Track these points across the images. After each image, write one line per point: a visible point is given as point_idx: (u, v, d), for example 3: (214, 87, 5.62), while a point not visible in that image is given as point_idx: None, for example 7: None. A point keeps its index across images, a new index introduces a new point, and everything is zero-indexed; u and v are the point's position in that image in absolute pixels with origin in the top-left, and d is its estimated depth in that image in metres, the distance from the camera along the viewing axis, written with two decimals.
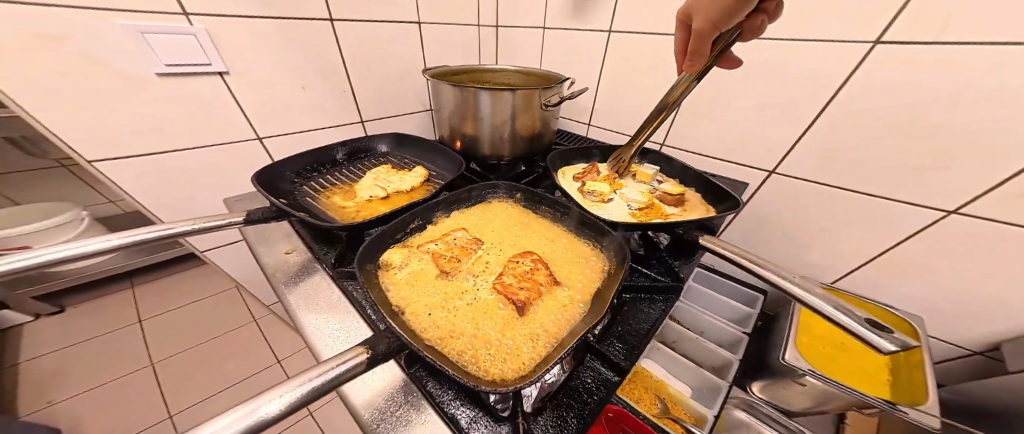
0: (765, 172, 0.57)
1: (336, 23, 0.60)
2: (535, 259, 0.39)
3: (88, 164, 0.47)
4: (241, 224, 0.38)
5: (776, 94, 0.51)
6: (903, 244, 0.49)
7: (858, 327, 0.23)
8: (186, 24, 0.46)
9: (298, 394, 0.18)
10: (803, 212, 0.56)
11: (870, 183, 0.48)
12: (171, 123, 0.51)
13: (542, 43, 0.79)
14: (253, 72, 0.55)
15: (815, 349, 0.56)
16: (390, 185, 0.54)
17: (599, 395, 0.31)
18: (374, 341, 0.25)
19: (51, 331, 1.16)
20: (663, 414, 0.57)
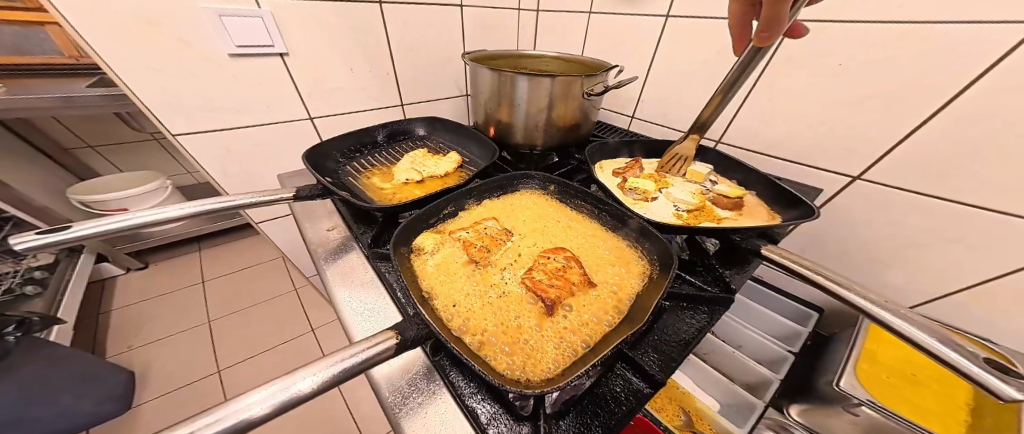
0: (847, 177, 0.48)
1: (384, 5, 0.60)
2: (568, 256, 0.37)
3: (173, 136, 0.53)
4: (291, 199, 0.40)
5: (874, 86, 0.42)
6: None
7: (970, 366, 0.19)
8: (255, 7, 0.50)
9: (330, 374, 0.20)
10: (890, 231, 0.47)
11: (997, 202, 0.38)
12: (237, 101, 0.56)
13: (587, 28, 0.73)
14: (306, 54, 0.58)
15: (877, 376, 0.47)
16: (425, 169, 0.54)
17: (628, 407, 0.29)
18: (403, 326, 0.25)
19: (140, 284, 1.37)
20: (685, 427, 0.54)
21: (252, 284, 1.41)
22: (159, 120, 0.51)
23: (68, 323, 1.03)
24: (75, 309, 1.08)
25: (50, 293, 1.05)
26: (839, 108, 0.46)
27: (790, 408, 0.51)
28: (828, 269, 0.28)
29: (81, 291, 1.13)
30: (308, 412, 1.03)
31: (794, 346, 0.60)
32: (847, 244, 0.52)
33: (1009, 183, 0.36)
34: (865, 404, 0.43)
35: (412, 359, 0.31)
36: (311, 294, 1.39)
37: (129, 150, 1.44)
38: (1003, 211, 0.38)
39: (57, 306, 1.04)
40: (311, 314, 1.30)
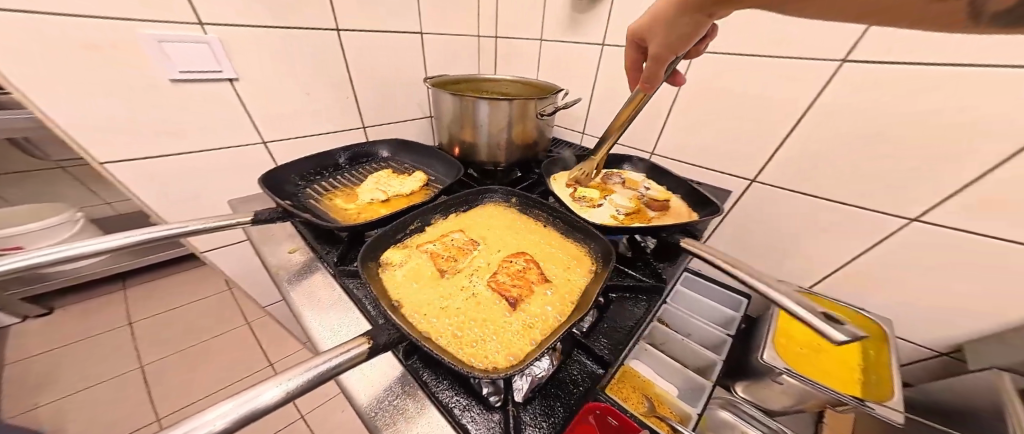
0: (746, 180, 0.60)
1: (341, 32, 0.63)
2: (528, 259, 0.42)
3: (98, 166, 0.49)
4: (247, 223, 0.39)
5: (753, 108, 0.55)
6: (871, 252, 0.52)
7: (816, 320, 0.25)
8: (201, 33, 0.49)
9: (303, 380, 0.21)
10: (781, 221, 0.59)
11: (842, 192, 0.50)
12: (181, 126, 0.53)
13: (538, 55, 0.81)
14: (259, 78, 0.57)
15: (792, 349, 0.58)
16: (390, 188, 0.56)
17: (583, 387, 0.34)
18: (374, 333, 0.28)
19: (42, 333, 1.16)
20: (649, 412, 0.60)
21: (192, 322, 1.25)
22: (84, 149, 0.47)
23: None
24: None
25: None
26: (734, 125, 0.58)
27: (737, 386, 0.66)
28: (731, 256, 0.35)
29: None
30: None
31: (731, 329, 0.71)
32: (756, 234, 0.64)
33: (848, 177, 0.49)
34: (785, 373, 0.53)
35: (386, 369, 0.34)
36: (267, 326, 1.28)
37: (26, 179, 1.23)
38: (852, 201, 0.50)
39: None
40: (267, 348, 1.19)
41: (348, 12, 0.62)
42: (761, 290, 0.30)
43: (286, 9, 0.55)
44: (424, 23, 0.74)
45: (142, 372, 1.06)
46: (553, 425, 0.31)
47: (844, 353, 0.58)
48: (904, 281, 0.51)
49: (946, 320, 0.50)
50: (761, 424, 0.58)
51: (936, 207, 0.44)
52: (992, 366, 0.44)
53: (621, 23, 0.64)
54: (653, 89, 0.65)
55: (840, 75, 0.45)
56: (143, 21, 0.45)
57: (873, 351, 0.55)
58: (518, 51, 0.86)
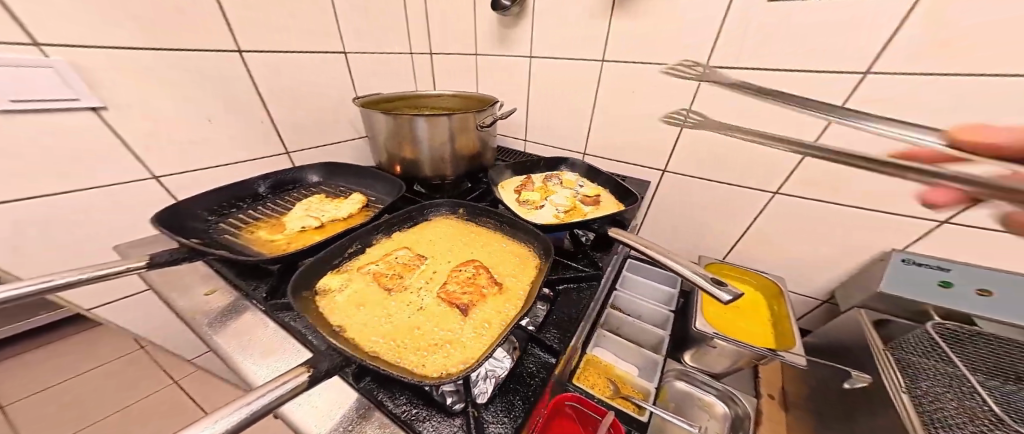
0: (660, 171, 0.70)
1: (245, 53, 0.59)
2: (476, 265, 0.44)
3: None
4: (144, 268, 0.34)
5: (659, 109, 0.64)
6: (761, 219, 0.65)
7: (710, 286, 0.32)
8: (41, 55, 0.41)
9: (231, 422, 0.19)
10: (692, 201, 0.71)
11: (731, 172, 0.63)
12: (40, 162, 0.44)
13: (475, 68, 0.85)
14: (146, 105, 0.50)
15: (718, 315, 0.68)
16: (324, 214, 0.54)
17: (540, 377, 0.36)
18: (314, 361, 0.27)
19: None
20: (615, 394, 0.65)
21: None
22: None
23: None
24: None
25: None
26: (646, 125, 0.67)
27: (685, 357, 0.76)
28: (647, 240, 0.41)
29: None
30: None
31: (672, 304, 0.80)
32: (676, 213, 0.75)
33: (733, 159, 0.61)
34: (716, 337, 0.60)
35: (342, 399, 0.32)
36: None
37: None
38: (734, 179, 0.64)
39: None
40: None
41: (250, 31, 0.58)
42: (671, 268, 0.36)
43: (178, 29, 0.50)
44: (346, 42, 0.72)
45: None
46: (512, 419, 0.32)
47: (756, 311, 0.69)
48: (784, 236, 0.65)
49: (816, 264, 0.64)
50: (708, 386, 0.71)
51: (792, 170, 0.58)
52: (852, 306, 0.60)
53: (545, 38, 0.70)
54: (580, 97, 0.73)
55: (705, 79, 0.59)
56: None
57: (777, 306, 0.67)
58: (454, 65, 0.88)
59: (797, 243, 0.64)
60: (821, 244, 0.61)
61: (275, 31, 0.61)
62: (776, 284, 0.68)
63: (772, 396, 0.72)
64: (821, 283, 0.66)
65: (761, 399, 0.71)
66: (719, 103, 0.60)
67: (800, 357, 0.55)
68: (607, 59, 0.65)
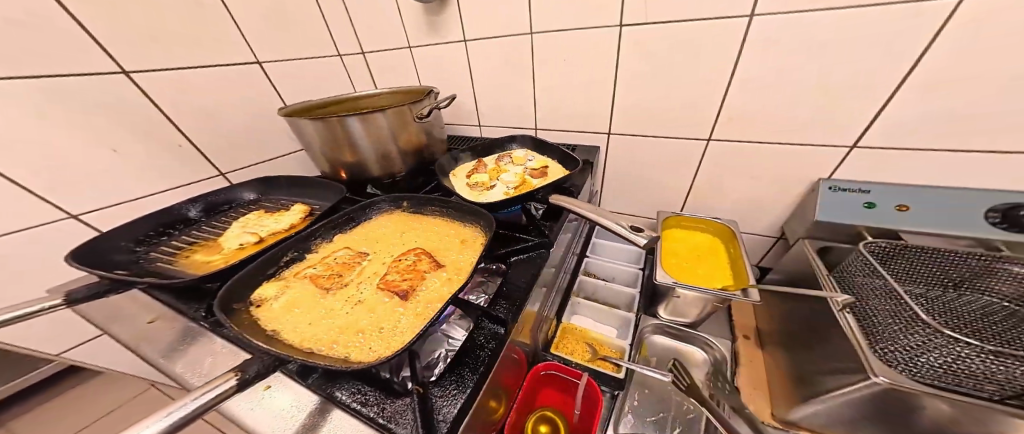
0: (605, 134, 0.75)
1: (131, 74, 0.56)
2: (418, 252, 0.45)
3: None
4: (64, 306, 0.34)
5: (592, 73, 0.67)
6: (704, 167, 0.69)
7: (632, 236, 0.43)
8: None
9: (162, 425, 0.21)
10: (639, 159, 0.75)
11: (671, 125, 0.66)
12: None
13: (412, 61, 0.85)
14: (26, 141, 0.49)
15: (681, 266, 0.70)
16: (263, 228, 0.54)
17: (489, 348, 0.38)
18: (245, 365, 0.28)
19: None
20: (594, 356, 0.67)
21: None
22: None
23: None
24: None
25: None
26: (583, 91, 0.70)
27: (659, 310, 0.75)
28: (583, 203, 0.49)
29: None
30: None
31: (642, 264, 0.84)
32: (625, 171, 0.80)
33: (663, 115, 0.66)
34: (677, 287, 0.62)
35: (304, 405, 0.34)
36: None
37: None
38: (676, 133, 0.67)
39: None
40: None
41: (136, 50, 0.56)
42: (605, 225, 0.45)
43: (49, 56, 0.48)
44: (257, 52, 0.72)
45: None
46: (462, 390, 0.34)
47: (716, 257, 0.71)
48: (727, 179, 0.69)
49: (758, 200, 0.69)
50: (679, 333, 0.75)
51: (721, 118, 0.61)
52: (801, 238, 0.63)
53: (472, 20, 0.70)
54: (518, 75, 0.75)
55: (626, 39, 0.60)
56: None
57: (733, 248, 0.70)
58: (390, 61, 0.88)
59: (743, 182, 0.68)
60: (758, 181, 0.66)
61: (164, 48, 0.59)
62: (730, 228, 0.71)
63: (747, 336, 0.75)
64: (771, 219, 0.70)
65: (738, 340, 0.74)
66: (638, 63, 0.62)
67: (754, 293, 0.58)
68: (537, 31, 0.66)
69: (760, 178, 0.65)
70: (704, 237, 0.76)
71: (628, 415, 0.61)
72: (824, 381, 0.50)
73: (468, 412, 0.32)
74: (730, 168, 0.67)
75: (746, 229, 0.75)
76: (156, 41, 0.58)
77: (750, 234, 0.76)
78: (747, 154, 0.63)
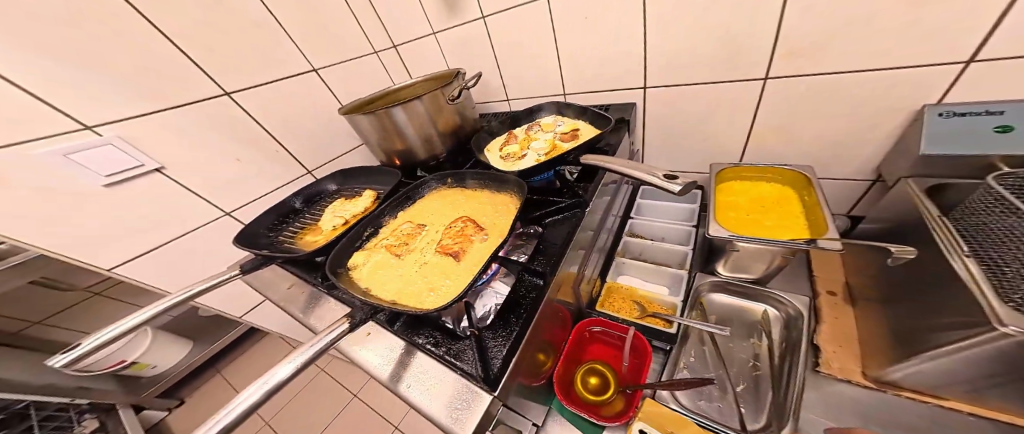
0: (641, 88, 0.70)
1: (232, 94, 0.71)
2: (466, 219, 0.49)
3: (109, 272, 0.63)
4: (240, 274, 0.49)
5: (619, 20, 0.62)
6: (764, 103, 0.60)
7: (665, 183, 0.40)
8: (96, 136, 0.55)
9: (304, 356, 0.31)
10: (683, 107, 0.69)
11: (717, 64, 0.59)
12: (145, 215, 0.64)
13: (439, 47, 0.89)
14: (183, 161, 0.66)
15: (742, 217, 0.64)
16: (347, 212, 0.65)
17: (531, 297, 0.42)
18: (353, 313, 0.38)
19: (181, 419, 1.28)
20: (643, 313, 0.67)
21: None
22: (80, 260, 0.59)
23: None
24: None
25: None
26: (610, 42, 0.66)
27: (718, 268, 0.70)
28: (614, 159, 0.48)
29: None
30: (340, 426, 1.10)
31: (693, 220, 0.79)
32: (668, 124, 0.74)
33: (708, 56, 0.59)
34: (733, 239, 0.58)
35: (394, 347, 0.42)
36: (339, 364, 1.43)
37: None
38: (716, 77, 0.61)
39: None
40: (346, 382, 1.35)
41: (231, 75, 0.69)
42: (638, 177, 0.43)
43: (177, 92, 0.63)
44: (312, 60, 0.83)
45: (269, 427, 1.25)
46: (509, 333, 0.39)
47: (785, 206, 0.63)
48: (792, 117, 0.60)
49: (837, 139, 0.59)
50: (744, 292, 0.69)
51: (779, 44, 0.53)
52: (901, 177, 0.52)
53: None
54: (540, 42, 0.73)
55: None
56: (39, 140, 0.50)
57: (807, 195, 0.61)
58: (420, 51, 0.93)
59: (816, 120, 0.58)
60: (833, 113, 0.56)
61: (249, 72, 0.72)
62: (800, 174, 0.62)
63: (833, 293, 0.65)
64: (860, 156, 0.58)
65: (819, 299, 0.65)
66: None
67: (835, 241, 0.51)
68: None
69: (838, 111, 0.55)
70: (767, 185, 0.68)
71: (684, 371, 0.60)
72: (930, 339, 0.41)
73: (514, 357, 0.36)
74: (802, 101, 0.57)
75: (823, 174, 0.65)
76: (242, 67, 0.71)
77: (829, 179, 0.65)
78: (816, 87, 0.54)
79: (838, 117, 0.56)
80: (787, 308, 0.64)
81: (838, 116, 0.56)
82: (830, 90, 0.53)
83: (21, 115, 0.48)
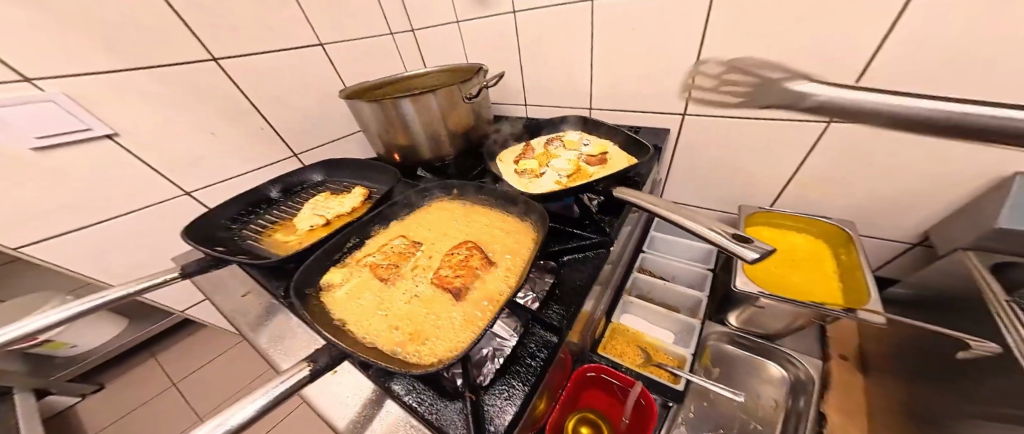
0: (679, 115, 0.63)
1: (220, 60, 0.62)
2: (470, 246, 0.43)
3: (20, 252, 0.53)
4: (179, 278, 0.40)
5: (668, 42, 0.55)
6: (813, 156, 0.54)
7: (731, 245, 0.28)
8: (37, 90, 0.46)
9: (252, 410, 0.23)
10: (721, 145, 0.62)
11: (775, 106, 0.53)
12: (90, 190, 0.55)
13: (459, 38, 0.81)
14: (142, 130, 0.57)
15: (769, 271, 0.59)
16: (329, 211, 0.56)
17: (541, 356, 0.35)
18: (317, 355, 0.30)
19: (111, 402, 1.16)
20: (647, 362, 0.61)
21: (221, 361, 1.27)
22: None
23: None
24: None
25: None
26: (652, 64, 0.59)
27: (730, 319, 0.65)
28: (660, 200, 0.36)
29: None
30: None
31: (710, 263, 0.73)
32: (700, 157, 0.67)
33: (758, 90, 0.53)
34: (760, 296, 0.53)
35: (363, 393, 0.36)
36: None
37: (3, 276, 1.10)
38: (764, 114, 0.54)
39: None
40: None
41: (225, 39, 0.61)
42: (693, 229, 0.31)
43: (150, 51, 0.54)
44: (320, 34, 0.74)
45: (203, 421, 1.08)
46: (513, 393, 0.33)
47: (819, 268, 0.59)
48: (845, 170, 0.54)
49: (889, 199, 0.53)
50: (758, 349, 0.64)
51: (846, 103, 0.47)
52: (956, 247, 0.46)
53: None
54: (574, 49, 0.66)
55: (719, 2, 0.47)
56: None
57: (845, 255, 0.56)
58: (437, 38, 0.85)
59: (865, 180, 0.53)
60: (888, 178, 0.51)
61: (244, 40, 0.64)
62: (840, 229, 0.57)
63: (845, 357, 0.62)
64: (909, 223, 0.54)
65: (830, 361, 0.62)
66: (733, 27, 0.48)
67: (877, 314, 0.45)
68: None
69: (897, 172, 0.49)
70: (800, 237, 0.63)
71: (682, 426, 0.55)
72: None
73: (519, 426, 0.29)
74: (860, 159, 0.51)
75: (863, 230, 0.60)
76: (235, 31, 0.62)
77: (869, 237, 0.60)
78: (887, 145, 0.48)
79: (898, 183, 0.50)
80: (798, 372, 0.59)
81: (897, 181, 0.50)
82: (896, 151, 0.47)
83: None
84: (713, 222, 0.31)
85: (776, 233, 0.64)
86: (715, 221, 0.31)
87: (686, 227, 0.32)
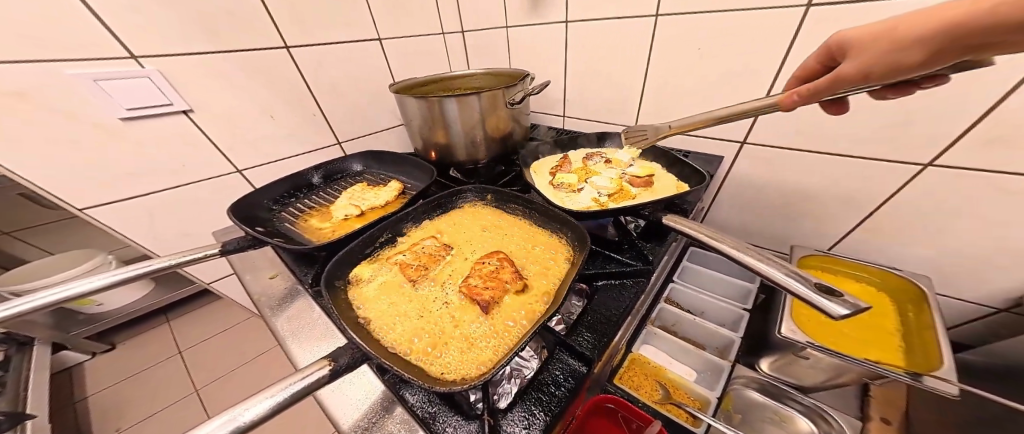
0: (738, 143, 0.60)
1: (291, 49, 0.66)
2: (501, 257, 0.42)
3: (82, 213, 0.56)
4: (218, 255, 0.40)
5: (735, 63, 0.52)
6: (892, 201, 0.49)
7: (814, 295, 0.25)
8: (137, 67, 0.51)
9: (270, 405, 0.22)
10: (779, 179, 0.58)
11: (847, 146, 0.49)
12: (160, 159, 0.60)
13: (507, 43, 0.81)
14: (212, 108, 0.61)
15: (818, 321, 0.53)
16: (364, 202, 0.57)
17: (566, 387, 0.32)
18: (338, 354, 0.28)
19: (125, 360, 1.22)
20: (665, 400, 0.55)
21: (225, 335, 1.31)
22: (54, 196, 0.53)
23: (41, 418, 0.82)
24: (58, 402, 1.08)
25: (9, 392, 0.83)
26: (714, 87, 0.56)
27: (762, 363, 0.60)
28: (720, 233, 0.34)
29: (68, 382, 1.15)
30: (280, 428, 1.00)
31: (748, 303, 0.67)
32: (753, 189, 0.63)
33: (822, 123, 0.49)
34: (808, 347, 0.47)
35: (374, 390, 0.33)
36: None
37: (60, 230, 1.20)
38: (835, 149, 0.50)
39: (25, 402, 0.84)
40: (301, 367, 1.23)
41: (297, 30, 0.65)
42: (763, 272, 0.29)
43: (223, 33, 0.57)
44: (380, 29, 0.76)
45: (200, 395, 1.10)
46: (534, 424, 0.29)
47: (875, 324, 0.53)
48: (926, 223, 0.48)
49: (977, 256, 0.47)
50: (795, 402, 0.57)
51: (946, 152, 0.42)
52: None
53: None
54: (628, 64, 0.64)
55: (810, 19, 0.43)
56: (66, 62, 0.46)
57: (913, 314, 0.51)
58: (487, 43, 0.86)
59: (947, 236, 0.48)
60: (975, 236, 0.45)
61: (310, 29, 0.66)
62: (912, 284, 0.51)
63: (888, 420, 0.54)
64: (997, 288, 0.48)
65: (868, 422, 0.54)
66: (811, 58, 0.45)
67: (951, 385, 0.39)
68: (662, 14, 0.55)
69: (992, 228, 0.44)
70: (860, 284, 0.57)
71: None
72: None
73: None
74: (947, 213, 0.46)
75: (942, 289, 0.53)
76: (305, 20, 0.65)
77: (943, 295, 0.54)
78: (980, 201, 0.43)
79: (988, 244, 0.45)
80: None
81: (990, 241, 0.45)
82: (992, 210, 0.42)
83: (63, 36, 0.45)
84: (770, 259, 0.30)
85: (831, 278, 0.58)
86: (775, 256, 0.29)
87: (755, 269, 0.30)
